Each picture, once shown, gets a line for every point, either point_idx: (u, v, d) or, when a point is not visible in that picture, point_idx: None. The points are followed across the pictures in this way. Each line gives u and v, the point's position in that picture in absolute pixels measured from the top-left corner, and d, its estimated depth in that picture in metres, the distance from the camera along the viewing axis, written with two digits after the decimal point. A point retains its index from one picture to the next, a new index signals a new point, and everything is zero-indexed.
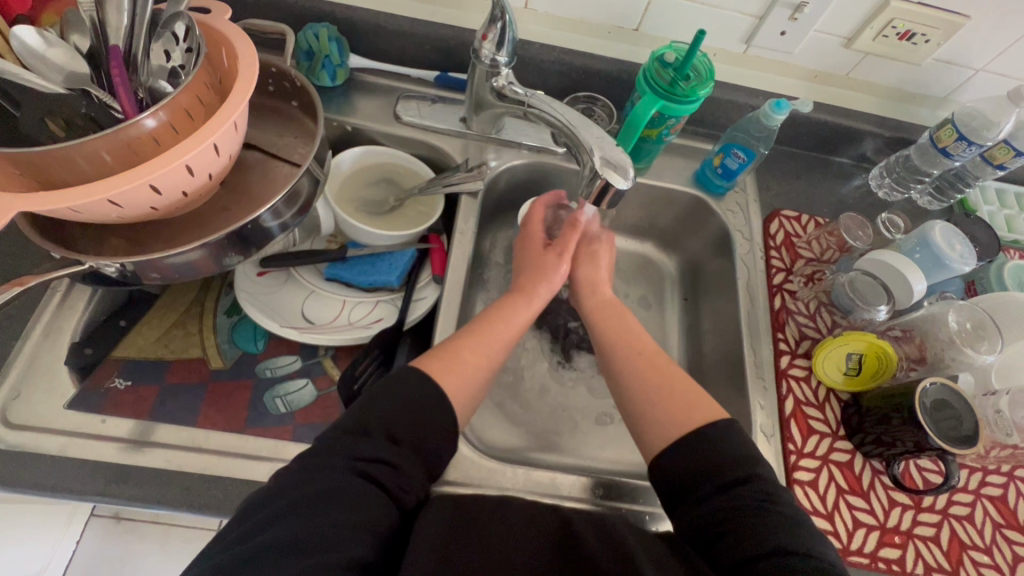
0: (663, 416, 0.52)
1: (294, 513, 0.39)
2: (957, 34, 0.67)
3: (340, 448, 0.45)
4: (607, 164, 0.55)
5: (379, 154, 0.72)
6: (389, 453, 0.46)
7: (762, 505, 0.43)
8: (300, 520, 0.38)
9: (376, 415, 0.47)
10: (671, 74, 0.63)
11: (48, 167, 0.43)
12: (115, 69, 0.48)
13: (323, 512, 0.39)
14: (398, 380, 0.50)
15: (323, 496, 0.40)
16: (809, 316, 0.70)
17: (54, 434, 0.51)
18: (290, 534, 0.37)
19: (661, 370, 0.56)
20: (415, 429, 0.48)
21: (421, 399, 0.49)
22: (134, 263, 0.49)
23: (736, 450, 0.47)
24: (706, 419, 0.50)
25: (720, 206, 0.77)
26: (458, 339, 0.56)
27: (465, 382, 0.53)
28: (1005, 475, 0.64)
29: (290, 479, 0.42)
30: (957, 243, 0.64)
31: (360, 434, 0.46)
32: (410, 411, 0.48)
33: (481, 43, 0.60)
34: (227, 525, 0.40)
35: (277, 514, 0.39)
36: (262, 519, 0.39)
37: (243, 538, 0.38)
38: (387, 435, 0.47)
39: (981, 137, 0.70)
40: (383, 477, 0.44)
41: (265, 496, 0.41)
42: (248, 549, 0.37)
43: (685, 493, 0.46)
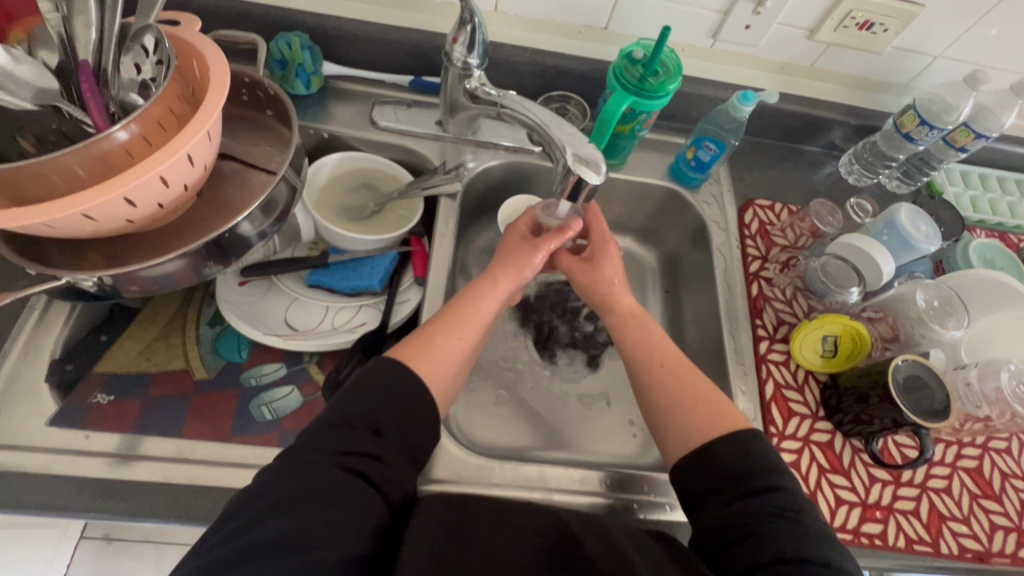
0: (689, 421, 0.53)
1: (285, 509, 0.40)
2: (914, 23, 0.70)
3: (319, 445, 0.45)
4: (579, 160, 0.55)
5: (357, 160, 0.73)
6: (373, 445, 0.46)
7: (789, 514, 0.44)
8: (288, 516, 0.39)
9: (357, 409, 0.48)
10: (639, 71, 0.64)
11: (21, 183, 0.43)
12: (86, 85, 0.48)
13: (313, 508, 0.40)
14: (377, 375, 0.50)
15: (303, 493, 0.41)
16: (785, 302, 0.72)
17: (37, 451, 0.51)
18: (283, 533, 0.38)
19: (684, 376, 0.57)
20: (398, 423, 0.48)
21: (398, 390, 0.49)
22: (111, 277, 0.49)
23: (760, 460, 0.48)
24: (726, 420, 0.52)
25: (695, 198, 0.78)
26: (436, 326, 0.57)
27: (444, 371, 0.54)
28: (979, 447, 0.67)
29: (277, 474, 0.42)
30: (922, 224, 0.66)
31: (342, 429, 0.46)
32: (391, 402, 0.49)
33: (452, 46, 0.61)
34: (211, 530, 0.40)
35: (264, 512, 0.39)
36: (252, 516, 0.39)
37: (228, 537, 0.38)
38: (371, 428, 0.47)
39: (942, 120, 0.73)
40: (366, 468, 0.45)
41: (252, 494, 0.41)
42: (236, 550, 0.37)
43: (707, 496, 0.48)
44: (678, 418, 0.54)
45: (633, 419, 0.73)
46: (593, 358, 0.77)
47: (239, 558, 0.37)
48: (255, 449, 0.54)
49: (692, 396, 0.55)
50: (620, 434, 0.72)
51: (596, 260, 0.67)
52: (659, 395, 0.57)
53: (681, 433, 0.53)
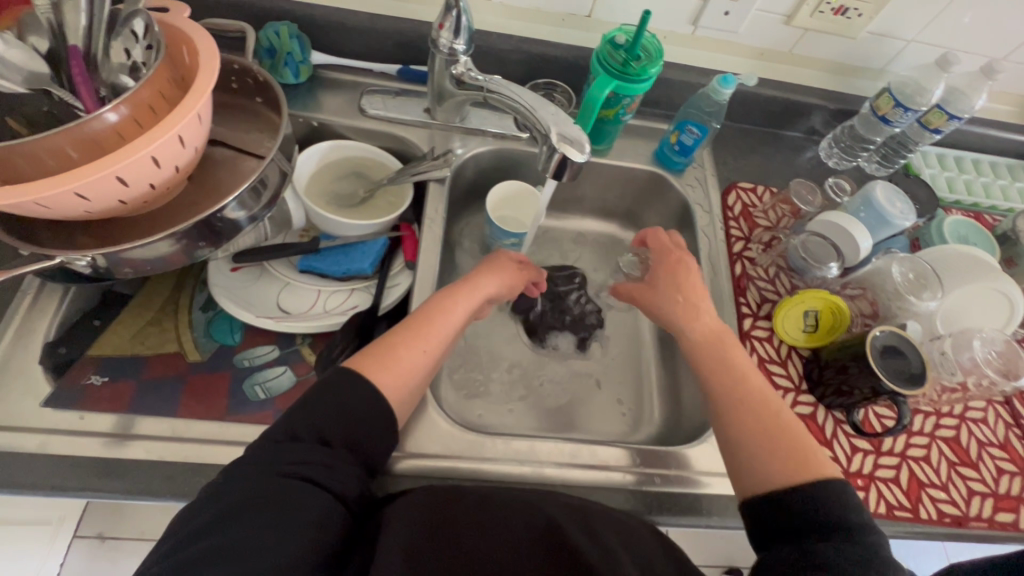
0: (775, 455, 0.49)
1: (232, 517, 0.39)
2: (887, 8, 0.72)
3: (265, 457, 0.43)
4: (564, 140, 0.57)
5: (346, 147, 0.74)
6: (322, 453, 0.45)
7: (866, 564, 0.40)
8: (233, 523, 0.39)
9: (305, 419, 0.46)
10: (622, 56, 0.66)
11: (12, 164, 0.44)
12: (77, 68, 0.50)
13: (259, 515, 0.39)
14: (330, 388, 0.48)
15: (252, 502, 0.40)
16: (768, 280, 0.74)
17: (32, 432, 0.51)
18: (227, 541, 0.37)
19: (767, 412, 0.53)
20: (351, 434, 0.47)
21: (351, 401, 0.48)
22: (105, 257, 0.50)
23: (843, 512, 0.44)
24: (811, 470, 0.47)
25: (680, 182, 0.80)
26: (398, 335, 0.55)
27: (405, 384, 0.52)
28: (956, 418, 0.69)
29: (224, 483, 0.42)
30: (897, 201, 0.68)
31: (289, 440, 0.45)
32: (339, 414, 0.47)
33: (438, 32, 0.62)
34: (166, 537, 0.40)
35: (213, 523, 0.39)
36: (201, 526, 0.39)
37: (180, 547, 0.38)
38: (319, 437, 0.46)
39: (916, 102, 0.75)
40: (316, 474, 0.44)
41: (201, 504, 0.40)
42: (182, 560, 0.37)
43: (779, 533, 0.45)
44: (757, 459, 0.50)
45: (621, 398, 0.76)
46: (582, 340, 0.78)
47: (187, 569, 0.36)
48: (250, 428, 0.55)
49: (766, 434, 0.51)
50: (609, 413, 0.74)
51: (663, 275, 0.68)
52: (734, 429, 0.53)
53: (757, 475, 0.49)
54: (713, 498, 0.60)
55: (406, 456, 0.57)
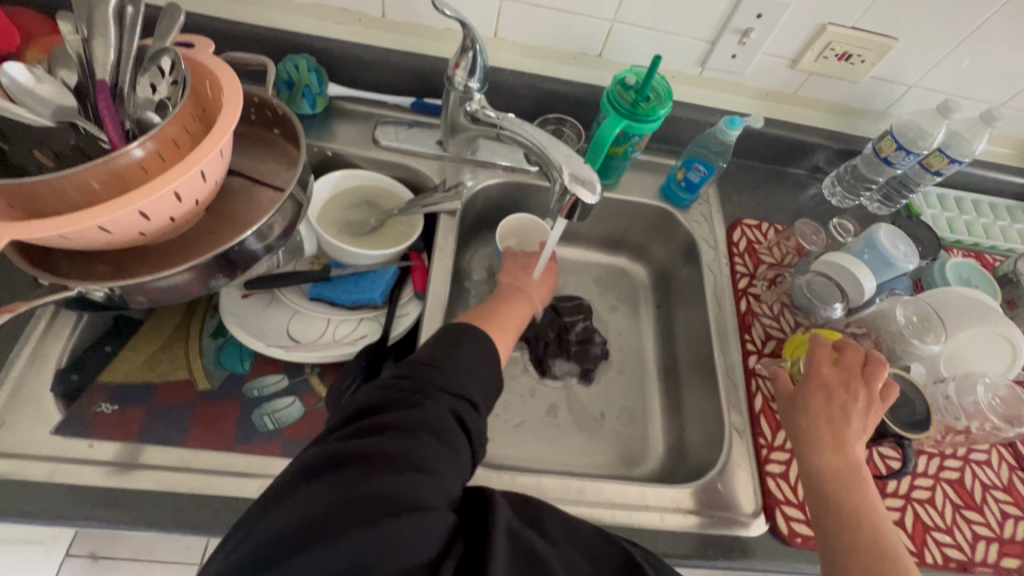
0: (859, 556, 0.47)
1: (407, 427, 0.42)
2: (889, 55, 0.74)
3: (428, 384, 0.47)
4: (576, 180, 0.58)
5: (360, 177, 0.75)
6: (464, 397, 0.48)
7: None
8: (411, 432, 0.42)
9: (453, 365, 0.50)
10: (632, 96, 0.68)
11: (40, 197, 0.45)
12: (104, 103, 0.50)
13: (429, 436, 0.42)
14: (474, 340, 0.53)
15: (422, 422, 0.43)
16: (773, 317, 0.75)
17: (40, 460, 0.51)
18: (405, 446, 0.40)
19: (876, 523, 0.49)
20: (481, 391, 0.50)
21: (486, 361, 0.52)
22: (122, 287, 0.50)
23: None
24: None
25: (686, 218, 0.81)
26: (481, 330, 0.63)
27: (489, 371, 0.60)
28: (960, 459, 0.69)
29: (388, 395, 0.45)
30: (900, 244, 0.69)
31: (441, 376, 0.48)
32: (475, 368, 0.51)
33: (454, 71, 0.64)
34: (332, 431, 0.42)
35: (389, 427, 0.42)
36: (371, 425, 0.42)
37: (354, 439, 0.41)
38: (457, 387, 0.49)
39: (917, 145, 0.76)
40: (464, 415, 0.47)
41: (368, 409, 0.44)
42: (362, 448, 0.39)
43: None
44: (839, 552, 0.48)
45: (630, 432, 0.76)
46: (587, 372, 0.78)
47: (369, 457, 0.39)
48: (257, 459, 0.55)
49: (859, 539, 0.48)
50: (617, 447, 0.74)
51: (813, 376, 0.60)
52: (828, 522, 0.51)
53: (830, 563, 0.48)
54: (719, 537, 0.60)
55: None
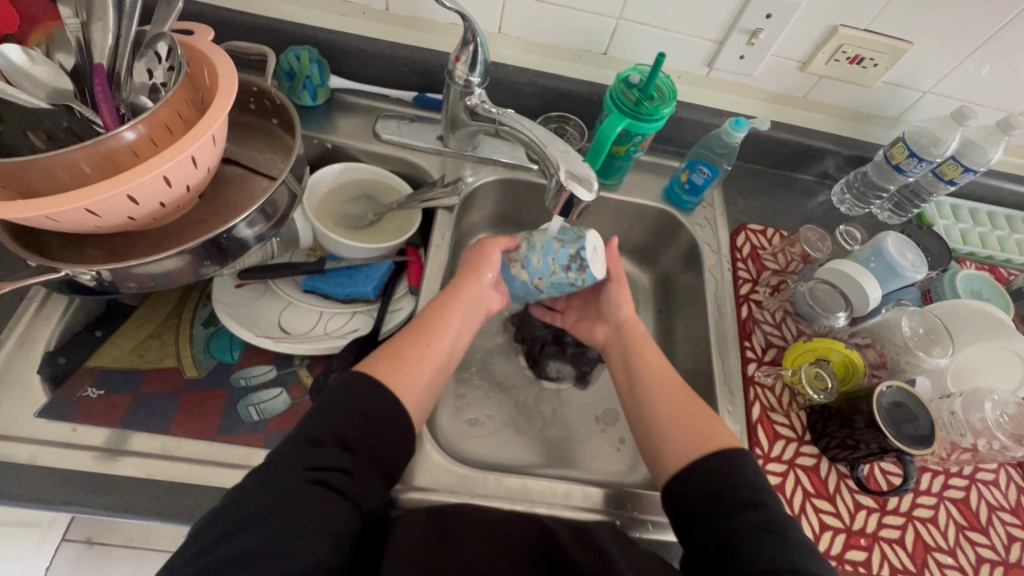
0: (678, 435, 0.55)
1: (256, 523, 0.39)
2: (903, 59, 0.72)
3: (290, 460, 0.44)
4: (572, 178, 0.57)
5: (359, 170, 0.74)
6: (344, 460, 0.46)
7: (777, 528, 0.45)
8: (260, 529, 0.39)
9: (325, 425, 0.47)
10: (636, 95, 0.66)
11: (28, 177, 0.44)
12: (98, 87, 0.50)
13: (284, 522, 0.40)
14: (343, 392, 0.50)
15: (276, 506, 0.40)
16: (774, 325, 0.73)
17: (22, 442, 0.51)
18: (252, 546, 0.38)
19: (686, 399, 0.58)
20: (367, 440, 0.48)
21: (362, 404, 0.49)
22: (111, 271, 0.50)
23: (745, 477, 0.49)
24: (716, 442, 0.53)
25: (689, 221, 0.80)
26: (405, 339, 0.57)
27: (415, 381, 0.54)
28: (966, 479, 0.66)
29: (247, 490, 0.42)
30: (908, 253, 0.67)
31: (312, 444, 0.46)
32: (358, 417, 0.49)
33: (454, 65, 0.63)
34: (186, 542, 0.40)
35: (240, 523, 0.39)
36: (216, 535, 0.38)
37: (207, 548, 0.38)
38: (338, 442, 0.47)
39: (930, 152, 0.74)
40: (339, 483, 0.44)
41: (217, 513, 0.40)
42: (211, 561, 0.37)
43: (696, 516, 0.49)
44: (670, 441, 0.55)
45: (625, 436, 0.73)
46: (582, 375, 0.76)
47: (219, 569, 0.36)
48: (240, 449, 0.55)
49: (688, 421, 0.56)
50: (610, 451, 0.72)
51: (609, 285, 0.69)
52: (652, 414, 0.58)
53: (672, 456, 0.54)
54: None
55: (397, 488, 0.56)
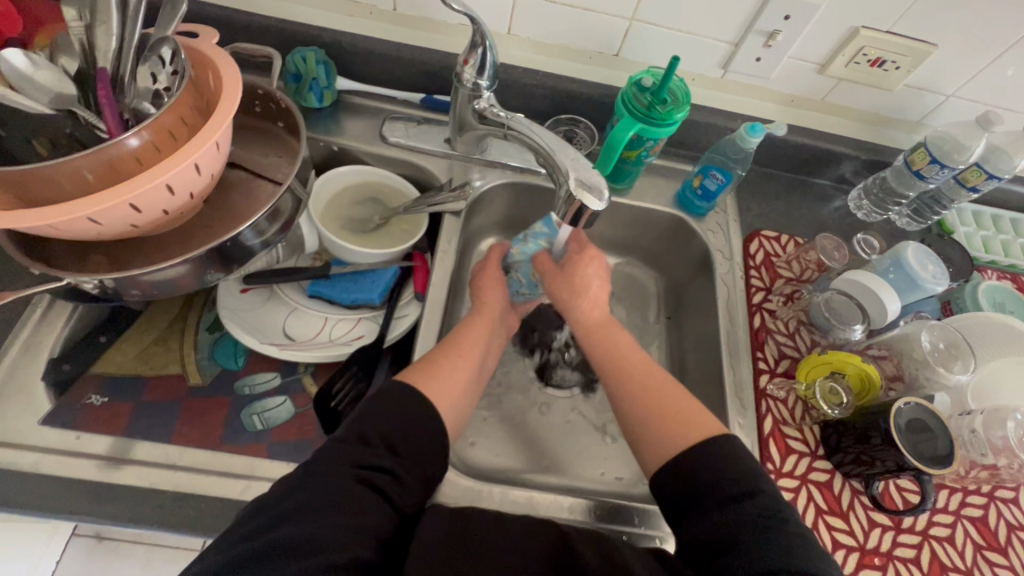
0: (656, 428, 0.52)
1: (305, 513, 0.40)
2: (927, 62, 0.70)
3: (340, 455, 0.45)
4: (582, 185, 0.55)
5: (366, 173, 0.73)
6: (390, 462, 0.46)
7: (768, 523, 0.43)
8: (308, 519, 0.39)
9: (374, 426, 0.48)
10: (647, 99, 0.65)
11: (30, 185, 0.44)
12: (103, 92, 0.49)
13: (329, 518, 0.40)
14: (393, 396, 0.50)
15: (322, 501, 0.41)
16: (788, 335, 0.71)
17: (26, 450, 0.51)
18: (298, 534, 0.38)
19: (660, 388, 0.55)
20: (412, 446, 0.48)
21: (409, 412, 0.49)
22: (114, 280, 0.49)
23: (732, 467, 0.47)
24: (697, 431, 0.50)
25: (701, 227, 0.78)
26: (438, 353, 0.57)
27: (450, 392, 0.54)
28: (985, 496, 0.64)
29: (298, 482, 0.42)
30: (929, 264, 0.65)
31: (361, 444, 0.46)
32: (405, 422, 0.49)
33: (463, 67, 0.62)
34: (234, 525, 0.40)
35: (290, 513, 0.40)
36: (269, 519, 0.39)
37: (254, 533, 0.39)
38: (386, 444, 0.47)
39: (953, 160, 0.72)
40: (385, 485, 0.45)
41: (270, 499, 0.41)
42: (255, 547, 0.37)
43: (690, 507, 0.46)
44: (647, 437, 0.52)
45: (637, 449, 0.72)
46: (589, 381, 0.76)
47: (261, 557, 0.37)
48: (244, 459, 0.54)
49: (662, 409, 0.53)
50: (619, 462, 0.71)
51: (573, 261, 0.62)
52: (628, 408, 0.55)
53: (654, 450, 0.51)
54: None
55: None
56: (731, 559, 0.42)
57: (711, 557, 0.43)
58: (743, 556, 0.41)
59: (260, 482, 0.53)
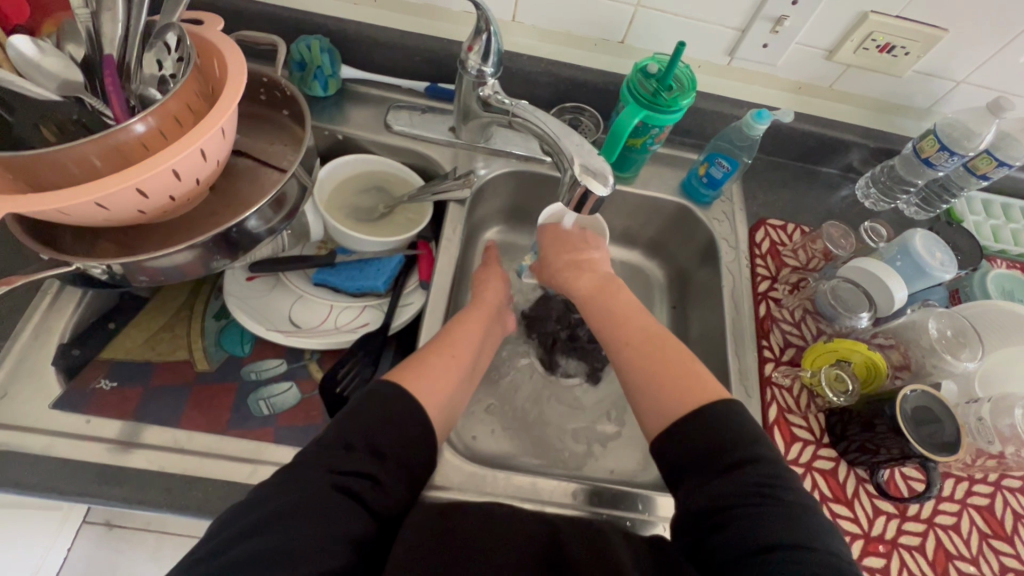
0: (657, 392, 0.52)
1: (278, 524, 0.39)
2: (936, 48, 0.69)
3: (320, 460, 0.44)
4: (587, 171, 0.55)
5: (370, 162, 0.73)
6: (373, 467, 0.45)
7: (767, 489, 0.43)
8: (282, 529, 0.39)
9: (360, 430, 0.46)
10: (653, 86, 0.64)
11: (39, 169, 0.44)
12: (110, 79, 0.49)
13: (305, 528, 0.39)
14: (377, 397, 0.49)
15: (299, 510, 0.40)
16: (794, 323, 0.71)
17: (38, 433, 0.52)
18: (269, 547, 0.37)
19: (661, 351, 0.55)
20: (397, 449, 0.47)
21: (396, 413, 0.48)
22: (121, 265, 0.50)
23: (733, 431, 0.47)
24: (699, 394, 0.50)
25: (706, 215, 0.77)
26: (429, 352, 0.57)
27: (439, 390, 0.54)
28: (991, 485, 0.64)
29: (273, 489, 0.41)
30: (937, 252, 0.65)
31: (343, 449, 0.45)
32: (394, 425, 0.48)
33: (467, 54, 0.61)
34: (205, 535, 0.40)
35: (263, 523, 0.39)
36: (242, 529, 0.38)
37: (225, 546, 0.38)
38: (371, 449, 0.46)
39: (963, 147, 0.71)
40: (365, 491, 0.44)
41: (245, 506, 0.40)
42: (225, 561, 0.36)
43: (686, 475, 0.46)
44: (648, 397, 0.52)
45: (641, 437, 0.72)
46: (594, 371, 0.75)
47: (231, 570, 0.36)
48: (251, 444, 0.55)
49: (661, 371, 0.53)
50: (622, 450, 0.71)
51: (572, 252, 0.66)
52: (629, 372, 0.55)
53: (654, 412, 0.51)
54: None
55: None
56: (727, 529, 0.42)
57: (707, 528, 0.43)
58: (739, 525, 0.42)
59: (266, 466, 0.53)
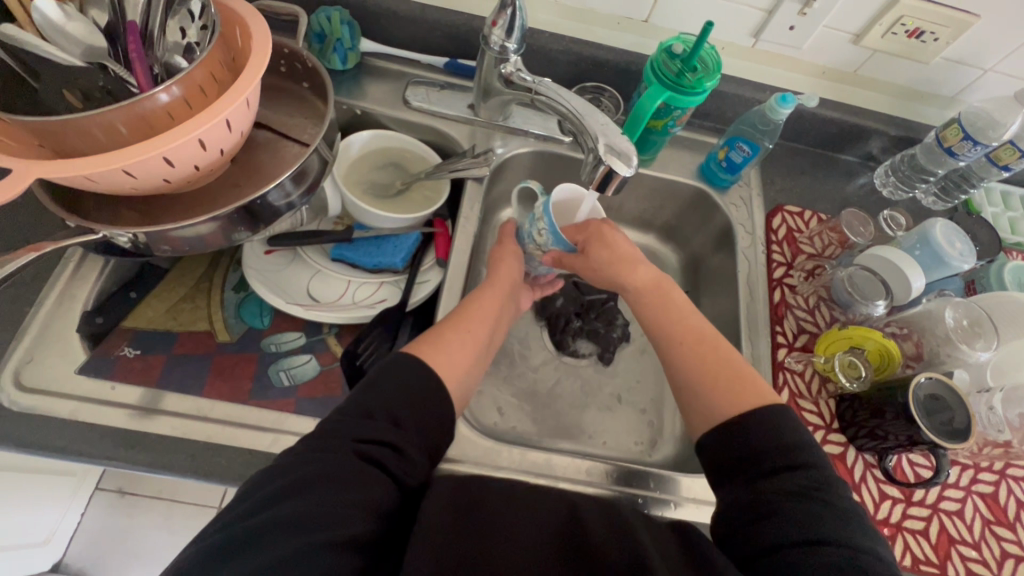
0: (705, 392, 0.53)
1: (301, 490, 0.39)
2: (966, 34, 0.68)
3: (344, 430, 0.45)
4: (611, 152, 0.55)
5: (388, 138, 0.72)
6: (391, 436, 0.46)
7: (807, 493, 0.43)
8: (306, 496, 0.39)
9: (380, 402, 0.48)
10: (677, 66, 0.64)
11: (65, 136, 0.44)
12: (133, 45, 0.49)
13: (327, 492, 0.39)
14: (394, 368, 0.51)
15: (320, 477, 0.40)
16: (807, 310, 0.71)
17: (64, 397, 0.53)
18: (299, 511, 0.37)
19: (710, 352, 0.55)
20: (417, 415, 0.48)
21: (416, 382, 0.50)
22: (146, 234, 0.50)
23: (779, 436, 0.46)
24: (752, 398, 0.50)
25: (723, 200, 0.77)
26: (448, 325, 0.58)
27: (460, 366, 0.55)
28: (996, 473, 0.65)
29: (296, 458, 0.42)
30: (956, 241, 0.65)
31: (365, 418, 0.46)
32: (414, 394, 0.49)
33: (491, 29, 0.60)
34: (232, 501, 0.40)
35: (286, 489, 0.39)
36: (267, 495, 0.39)
37: (249, 512, 0.38)
38: (391, 419, 0.47)
39: (987, 136, 0.70)
40: (386, 459, 0.44)
41: (272, 473, 0.41)
42: (251, 525, 0.37)
43: (730, 473, 0.47)
44: (698, 397, 0.53)
45: (651, 418, 0.73)
46: (604, 353, 0.76)
47: (262, 534, 0.36)
48: (272, 413, 0.56)
49: (716, 373, 0.53)
50: (632, 430, 0.72)
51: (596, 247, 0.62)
52: (680, 367, 0.56)
53: (705, 412, 0.52)
54: None
55: None
56: (767, 523, 0.42)
57: (745, 519, 0.44)
58: (778, 521, 0.42)
59: (287, 435, 0.54)
